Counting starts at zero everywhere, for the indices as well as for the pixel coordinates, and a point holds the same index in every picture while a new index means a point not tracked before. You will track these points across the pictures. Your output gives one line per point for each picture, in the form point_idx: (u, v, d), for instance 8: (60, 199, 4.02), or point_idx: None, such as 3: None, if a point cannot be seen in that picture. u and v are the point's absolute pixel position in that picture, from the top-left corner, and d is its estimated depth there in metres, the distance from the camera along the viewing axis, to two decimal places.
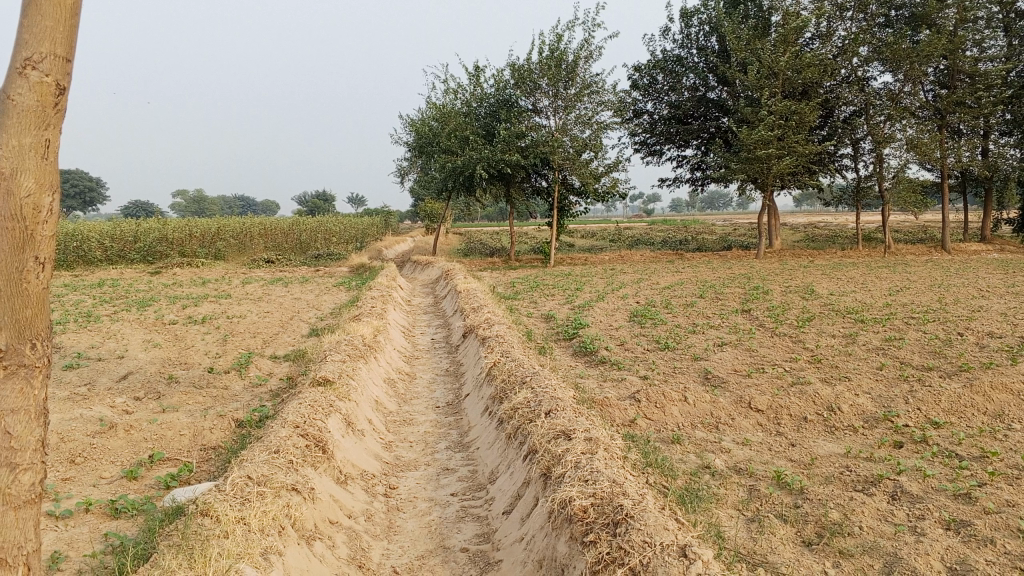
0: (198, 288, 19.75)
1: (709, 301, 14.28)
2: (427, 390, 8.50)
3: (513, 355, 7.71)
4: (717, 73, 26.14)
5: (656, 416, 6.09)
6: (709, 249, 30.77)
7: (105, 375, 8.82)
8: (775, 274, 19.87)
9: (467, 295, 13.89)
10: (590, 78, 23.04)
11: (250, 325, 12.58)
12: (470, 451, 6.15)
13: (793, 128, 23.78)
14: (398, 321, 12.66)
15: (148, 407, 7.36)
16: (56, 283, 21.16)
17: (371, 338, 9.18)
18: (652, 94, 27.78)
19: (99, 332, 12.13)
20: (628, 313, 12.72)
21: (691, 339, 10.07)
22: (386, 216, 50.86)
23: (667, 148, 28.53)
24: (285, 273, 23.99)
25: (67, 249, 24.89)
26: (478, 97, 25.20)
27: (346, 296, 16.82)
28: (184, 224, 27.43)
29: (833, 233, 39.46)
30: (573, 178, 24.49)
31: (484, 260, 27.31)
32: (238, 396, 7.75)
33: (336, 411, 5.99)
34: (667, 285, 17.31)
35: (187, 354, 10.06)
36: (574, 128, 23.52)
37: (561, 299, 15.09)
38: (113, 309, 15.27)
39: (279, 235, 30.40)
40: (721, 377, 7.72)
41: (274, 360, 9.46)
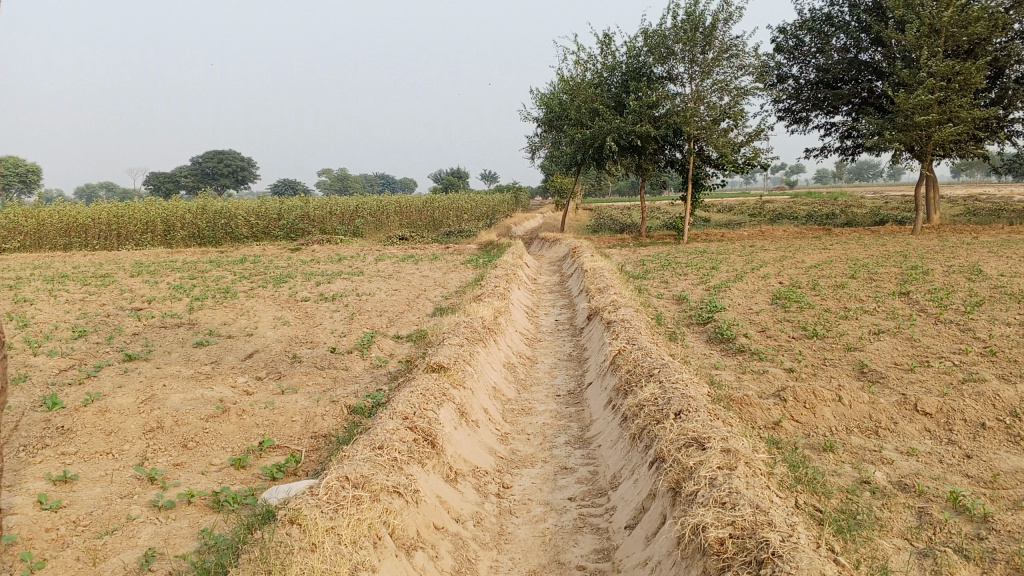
0: (332, 264, 20.10)
1: (861, 282, 13.13)
2: (547, 377, 8.05)
3: (640, 342, 7.12)
4: (871, 33, 24.21)
5: (804, 419, 5.41)
6: (858, 224, 28.81)
7: (231, 353, 8.87)
8: (934, 251, 18.21)
9: (595, 274, 13.35)
10: (729, 42, 21.75)
11: (377, 303, 12.51)
12: (590, 450, 5.64)
13: (957, 91, 21.70)
14: (523, 300, 12.30)
15: (268, 388, 7.27)
16: (203, 259, 22.07)
17: (491, 320, 8.80)
18: (797, 58, 26.14)
19: (233, 308, 12.37)
20: (769, 296, 11.83)
21: (842, 326, 9.17)
22: (517, 193, 50.72)
23: (814, 114, 26.81)
24: (416, 250, 24.14)
25: (216, 226, 26.04)
26: (608, 68, 24.34)
27: (473, 274, 16.60)
28: (325, 202, 28.10)
29: (998, 206, 36.20)
30: (709, 149, 23.33)
31: (615, 236, 26.55)
32: (356, 378, 7.55)
33: (448, 400, 5.59)
34: (813, 264, 16.12)
35: (313, 331, 10.03)
36: (710, 96, 22.33)
37: (696, 279, 14.29)
38: (250, 285, 15.64)
39: (414, 212, 30.71)
40: (879, 374, 6.87)
41: (396, 340, 9.24)
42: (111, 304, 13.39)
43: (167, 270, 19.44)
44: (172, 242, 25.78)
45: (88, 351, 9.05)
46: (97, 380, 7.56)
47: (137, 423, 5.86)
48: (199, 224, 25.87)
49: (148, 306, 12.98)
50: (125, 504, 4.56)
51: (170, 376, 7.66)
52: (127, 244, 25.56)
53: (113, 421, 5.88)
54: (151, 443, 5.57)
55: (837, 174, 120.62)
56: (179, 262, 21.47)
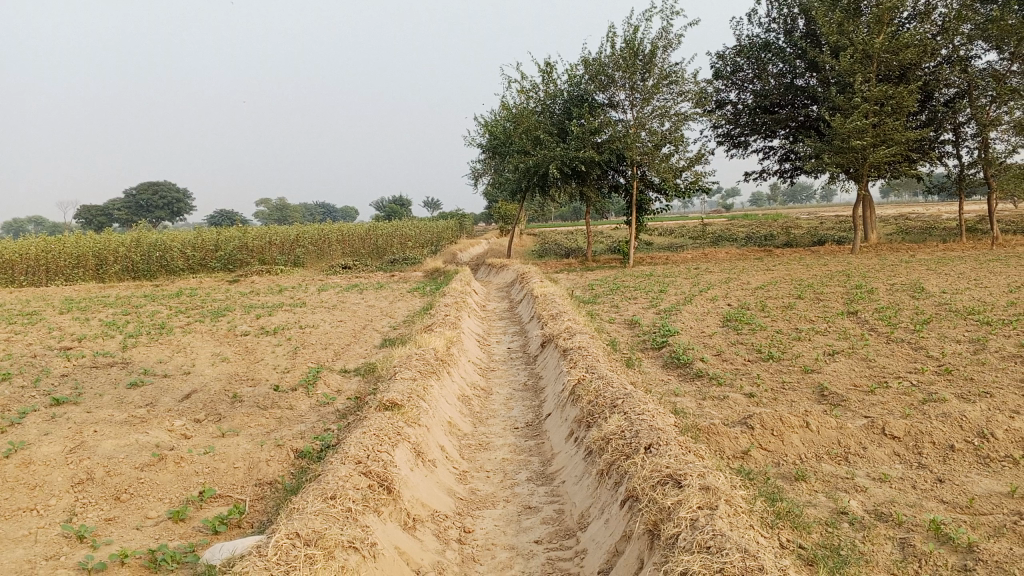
0: (274, 296, 19.55)
1: (809, 302, 13.20)
2: (504, 408, 7.77)
3: (599, 370, 6.90)
4: (805, 59, 24.78)
5: (773, 447, 5.24)
6: (798, 244, 29.30)
7: (168, 394, 8.39)
8: (875, 270, 18.52)
9: (545, 300, 13.17)
10: (668, 68, 21.99)
11: (321, 336, 12.09)
12: (554, 487, 5.38)
13: (891, 114, 22.26)
14: (473, 329, 12.02)
15: (208, 431, 6.84)
16: (137, 293, 21.28)
17: (443, 351, 8.50)
18: (736, 83, 26.62)
19: (169, 345, 11.82)
20: (720, 318, 11.77)
21: (797, 347, 9.11)
22: (460, 220, 50.56)
23: (753, 139, 27.27)
24: (360, 279, 23.69)
25: (151, 258, 25.18)
26: (550, 95, 24.37)
27: (420, 303, 16.26)
28: (265, 232, 27.46)
29: (929, 225, 37.29)
30: (652, 174, 23.48)
31: (561, 262, 26.48)
32: (303, 417, 7.17)
33: (403, 440, 5.29)
34: (759, 285, 16.22)
35: (256, 368, 9.59)
36: (651, 122, 22.51)
37: (646, 302, 14.21)
38: (188, 320, 15.06)
39: (357, 241, 30.24)
40: (840, 397, 6.77)
41: (343, 374, 8.86)
42: (38, 344, 12.70)
43: (99, 306, 18.66)
44: (104, 277, 24.85)
45: (11, 396, 8.48)
46: (20, 428, 7.03)
47: (64, 475, 5.40)
48: (133, 257, 24.97)
49: (77, 345, 12.34)
50: (50, 569, 4.12)
51: (101, 422, 7.17)
52: (57, 280, 24.55)
53: (37, 474, 5.41)
54: (80, 497, 5.13)
55: (772, 195, 123.44)
56: (112, 298, 20.66)
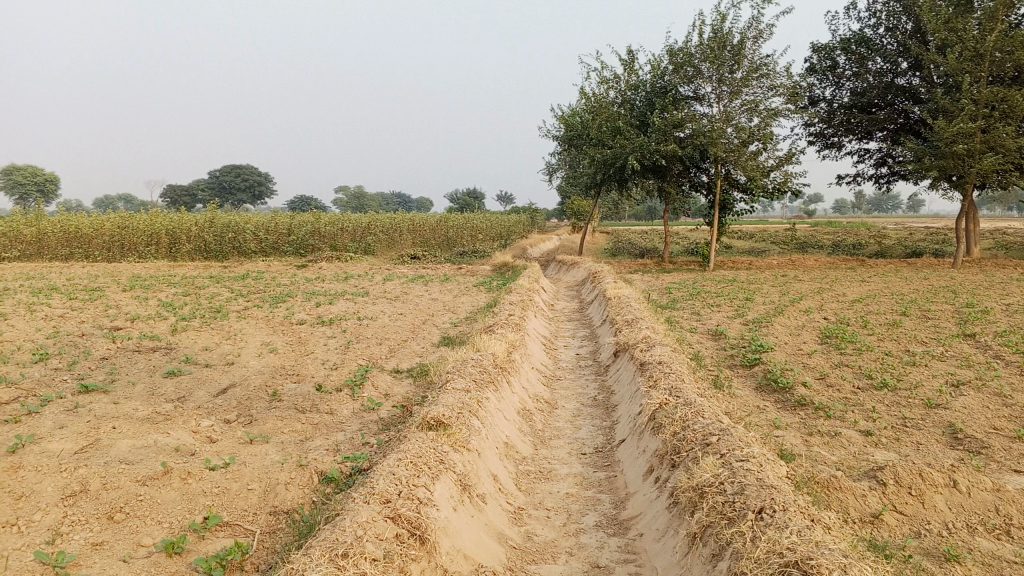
0: (338, 283, 18.95)
1: (916, 320, 11.83)
2: (569, 428, 6.79)
3: (684, 393, 5.84)
4: (909, 56, 23.07)
5: (911, 512, 4.14)
6: (890, 255, 27.45)
7: (203, 387, 7.68)
8: (984, 287, 16.88)
9: (620, 303, 12.11)
10: (759, 60, 20.57)
11: (378, 330, 11.29)
12: (628, 540, 4.41)
13: (1002, 120, 20.45)
14: (539, 330, 11.06)
15: (235, 436, 6.05)
16: (203, 275, 20.96)
17: (504, 357, 7.55)
18: (831, 79, 25.00)
19: (219, 331, 11.19)
20: (817, 335, 10.55)
21: (914, 375, 7.89)
22: (533, 213, 49.63)
23: (846, 140, 25.60)
24: (427, 271, 23.00)
25: (224, 240, 24.91)
26: (633, 86, 23.22)
27: (486, 299, 15.36)
28: (336, 218, 27.04)
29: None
30: (737, 173, 22.11)
31: (636, 262, 25.25)
32: (344, 425, 6.31)
33: (447, 470, 4.37)
34: (855, 298, 14.83)
35: (303, 362, 8.83)
36: (739, 117, 21.15)
37: (730, 311, 13.01)
38: (245, 304, 14.49)
39: (427, 231, 29.63)
40: (979, 444, 5.59)
41: (394, 375, 8.00)
42: (90, 322, 12.24)
43: (163, 285, 18.35)
44: (176, 256, 24.65)
45: (41, 379, 7.90)
46: (36, 418, 6.37)
47: (55, 484, 4.61)
48: (206, 238, 24.77)
49: (128, 325, 11.83)
50: None
51: (122, 416, 6.43)
52: (131, 257, 24.29)
53: (25, 481, 4.62)
54: (69, 511, 4.33)
55: (856, 203, 118.87)
56: (178, 277, 20.40)
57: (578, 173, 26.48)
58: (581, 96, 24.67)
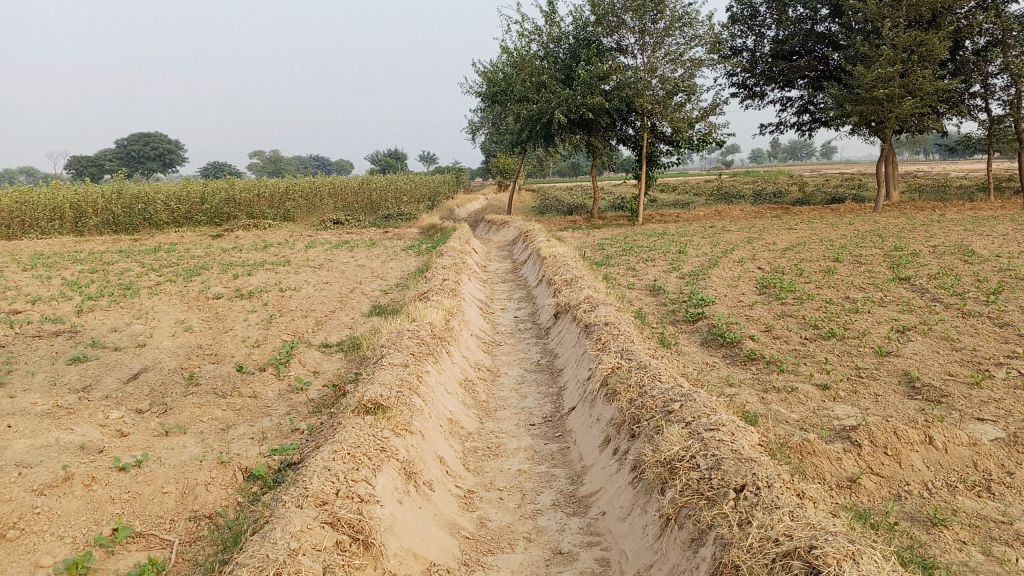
0: (258, 253, 18.07)
1: (850, 266, 11.81)
2: (515, 397, 6.40)
3: (636, 355, 5.50)
4: (828, 3, 23.15)
5: (888, 472, 3.90)
6: (812, 202, 27.84)
7: (112, 373, 7.02)
8: (908, 230, 17.12)
9: (554, 261, 11.75)
10: (681, 9, 20.27)
11: (302, 301, 10.67)
12: (591, 521, 4.05)
13: (918, 64, 20.69)
14: (474, 294, 10.63)
15: (148, 428, 5.47)
16: (112, 249, 19.77)
17: (442, 326, 7.09)
18: (753, 28, 24.94)
19: (129, 310, 10.39)
20: (755, 285, 10.41)
21: (858, 322, 7.76)
22: (457, 173, 48.83)
23: (768, 89, 25.68)
24: (352, 236, 22.24)
25: (133, 211, 23.66)
26: (556, 38, 22.69)
27: (416, 263, 14.81)
28: (253, 184, 25.88)
29: (942, 182, 35.84)
30: (663, 125, 21.94)
31: (565, 218, 24.98)
32: (269, 409, 5.79)
33: (389, 459, 3.91)
34: (786, 246, 14.81)
35: (222, 340, 8.20)
36: (663, 68, 20.90)
37: (665, 265, 12.80)
38: (157, 279, 13.62)
39: (349, 195, 28.71)
40: (938, 392, 5.42)
41: (323, 350, 7.46)
42: None
43: (69, 262, 17.20)
44: (83, 230, 23.23)
45: None
46: None
47: None
48: (114, 210, 23.40)
49: (28, 308, 10.90)
50: None
51: (17, 413, 5.76)
52: (32, 233, 22.77)
53: None
54: None
55: (773, 153, 121.31)
56: (85, 253, 19.18)
57: (503, 131, 25.94)
58: (504, 50, 24.04)
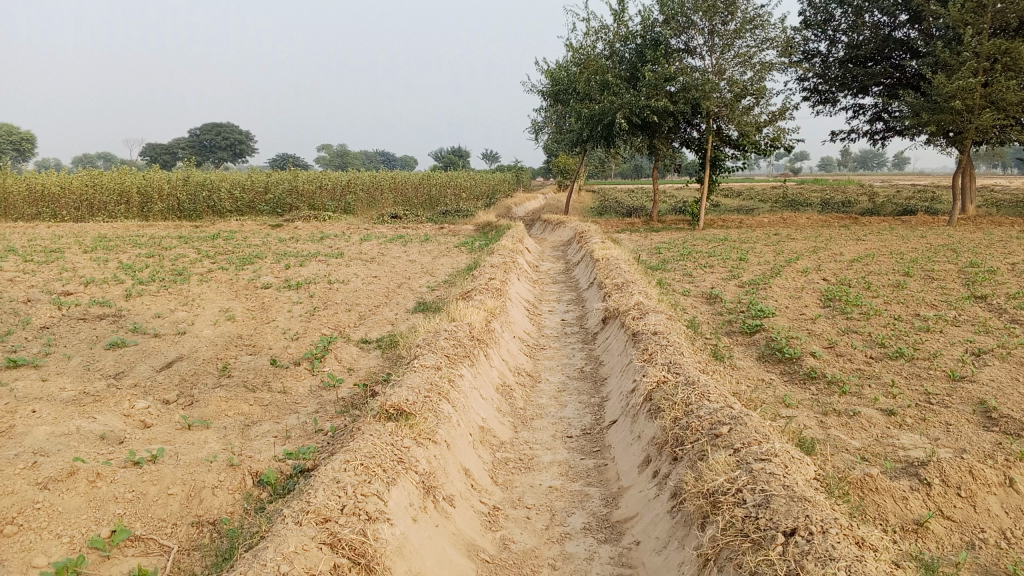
0: (313, 244, 18.06)
1: (922, 281, 11.15)
2: (554, 405, 6.07)
3: (685, 370, 5.11)
4: (908, 7, 22.20)
5: (961, 517, 3.45)
6: (883, 213, 26.80)
7: (147, 361, 6.89)
8: (986, 245, 16.22)
9: (608, 264, 11.37)
10: (753, 10, 19.63)
11: (348, 294, 10.49)
12: (623, 550, 3.70)
13: (1003, 72, 19.64)
14: (522, 295, 10.31)
15: (172, 421, 5.29)
16: (172, 235, 20.00)
17: (483, 327, 6.79)
18: (827, 33, 24.10)
19: (177, 296, 10.35)
20: (819, 297, 9.87)
21: (930, 342, 7.21)
22: (518, 172, 48.58)
23: (841, 95, 24.80)
24: (407, 230, 22.13)
25: (198, 198, 23.91)
26: (622, 37, 22.21)
27: (467, 261, 14.55)
28: (315, 175, 25.88)
29: (1022, 197, 34.24)
30: (729, 129, 21.30)
31: (624, 221, 24.50)
32: (297, 407, 5.57)
33: (405, 472, 3.62)
34: (853, 258, 14.13)
35: (262, 331, 8.04)
36: (731, 70, 20.28)
37: (724, 272, 12.29)
38: (211, 266, 13.62)
39: (408, 189, 28.68)
40: (1018, 426, 4.90)
41: (361, 347, 7.23)
42: (40, 287, 11.35)
43: (129, 246, 17.42)
44: (148, 215, 23.58)
45: None
46: None
47: None
48: (178, 196, 23.68)
49: (81, 290, 10.96)
50: None
51: (45, 398, 5.64)
52: (99, 216, 23.40)
53: None
54: None
55: (844, 162, 118.26)
56: (145, 238, 19.42)
57: (564, 130, 25.58)
58: (568, 48, 23.67)
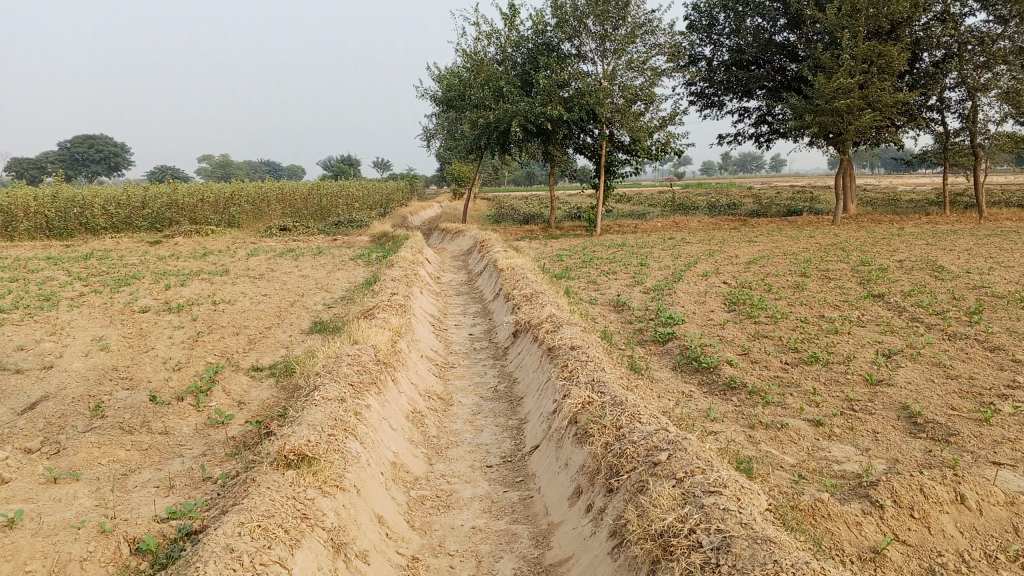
0: (196, 261, 17.04)
1: (820, 281, 11.32)
2: (469, 430, 5.66)
3: (609, 388, 4.79)
4: (787, 14, 22.92)
5: (916, 540, 3.25)
6: (769, 215, 27.62)
7: (5, 402, 6.09)
8: (870, 243, 16.80)
9: (512, 274, 11.06)
10: (643, 17, 19.81)
11: (236, 315, 9.79)
12: None
13: (878, 76, 20.47)
14: (425, 309, 9.86)
15: (33, 474, 4.60)
16: (39, 256, 18.51)
17: (387, 348, 6.32)
18: (711, 38, 24.62)
19: (42, 325, 9.38)
20: (724, 301, 9.82)
21: (840, 344, 7.18)
22: (411, 180, 47.93)
23: (726, 99, 25.39)
24: (298, 244, 21.28)
25: (68, 215, 22.30)
26: (514, 43, 22.04)
27: (364, 275, 13.96)
28: (197, 188, 24.73)
29: (892, 195, 36.10)
30: (622, 134, 21.43)
31: (521, 228, 24.35)
32: (183, 449, 4.97)
33: (311, 531, 3.13)
34: (749, 259, 14.32)
35: (140, 361, 7.31)
36: (623, 76, 20.39)
37: (627, 278, 12.18)
38: (82, 290, 12.56)
39: (298, 201, 27.71)
40: (945, 431, 4.82)
41: (252, 376, 6.63)
42: None
43: None
44: (13, 234, 21.74)
45: None
46: None
47: None
48: (47, 213, 21.96)
49: None
50: None
51: None
52: None
53: None
54: None
55: (725, 165, 122.52)
56: (8, 260, 17.88)
57: (458, 138, 25.23)
58: (460, 54, 23.35)
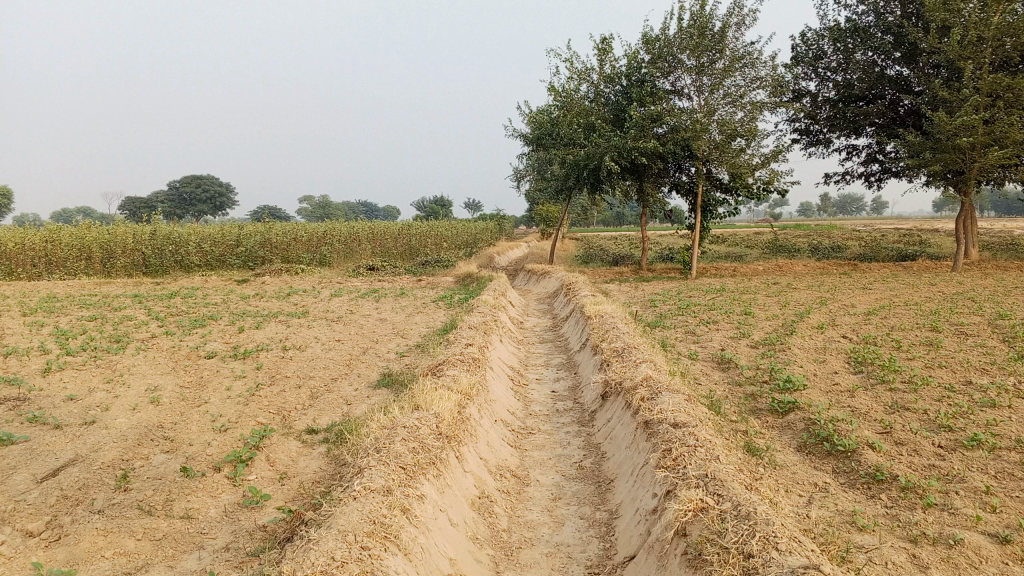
0: (277, 302, 16.62)
1: (958, 339, 9.84)
2: (547, 523, 4.65)
3: (729, 489, 3.71)
4: (901, 45, 21.37)
5: None
6: (881, 259, 25.72)
7: (30, 465, 5.41)
8: (1004, 293, 15.06)
9: (602, 322, 10.03)
10: (742, 49, 18.69)
11: (302, 364, 9.07)
12: None
13: (1006, 109, 18.58)
14: (505, 362, 8.92)
15: (21, 567, 3.81)
16: (127, 294, 18.47)
17: (454, 417, 5.39)
18: (816, 72, 23.26)
19: (103, 371, 8.86)
20: (848, 360, 8.55)
21: (1007, 423, 5.85)
22: (500, 221, 47.52)
23: (834, 136, 23.89)
24: (383, 284, 20.79)
25: (165, 253, 22.36)
26: (606, 78, 21.23)
27: (445, 319, 13.18)
28: (288, 227, 24.63)
29: (1013, 239, 33.38)
30: (720, 172, 20.22)
31: (611, 269, 23.34)
32: (204, 542, 4.13)
33: None
34: (868, 310, 12.87)
35: (188, 418, 6.60)
36: (721, 110, 19.24)
37: (731, 329, 10.95)
38: (157, 331, 12.17)
39: (387, 240, 27.39)
40: None
41: (304, 442, 5.79)
42: None
43: (76, 307, 15.87)
44: (111, 271, 21.82)
45: None
46: None
47: None
48: (144, 250, 22.05)
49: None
50: None
51: None
52: (56, 272, 21.25)
53: None
54: None
55: (824, 207, 118.30)
56: (99, 297, 17.87)
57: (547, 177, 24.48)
58: (551, 91, 22.70)
